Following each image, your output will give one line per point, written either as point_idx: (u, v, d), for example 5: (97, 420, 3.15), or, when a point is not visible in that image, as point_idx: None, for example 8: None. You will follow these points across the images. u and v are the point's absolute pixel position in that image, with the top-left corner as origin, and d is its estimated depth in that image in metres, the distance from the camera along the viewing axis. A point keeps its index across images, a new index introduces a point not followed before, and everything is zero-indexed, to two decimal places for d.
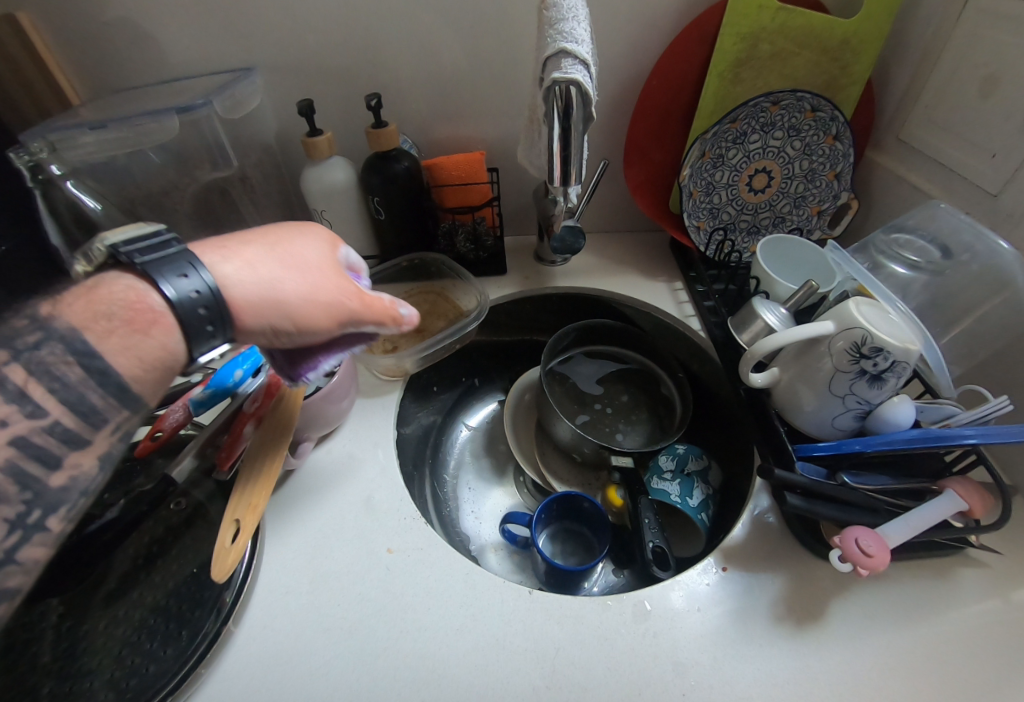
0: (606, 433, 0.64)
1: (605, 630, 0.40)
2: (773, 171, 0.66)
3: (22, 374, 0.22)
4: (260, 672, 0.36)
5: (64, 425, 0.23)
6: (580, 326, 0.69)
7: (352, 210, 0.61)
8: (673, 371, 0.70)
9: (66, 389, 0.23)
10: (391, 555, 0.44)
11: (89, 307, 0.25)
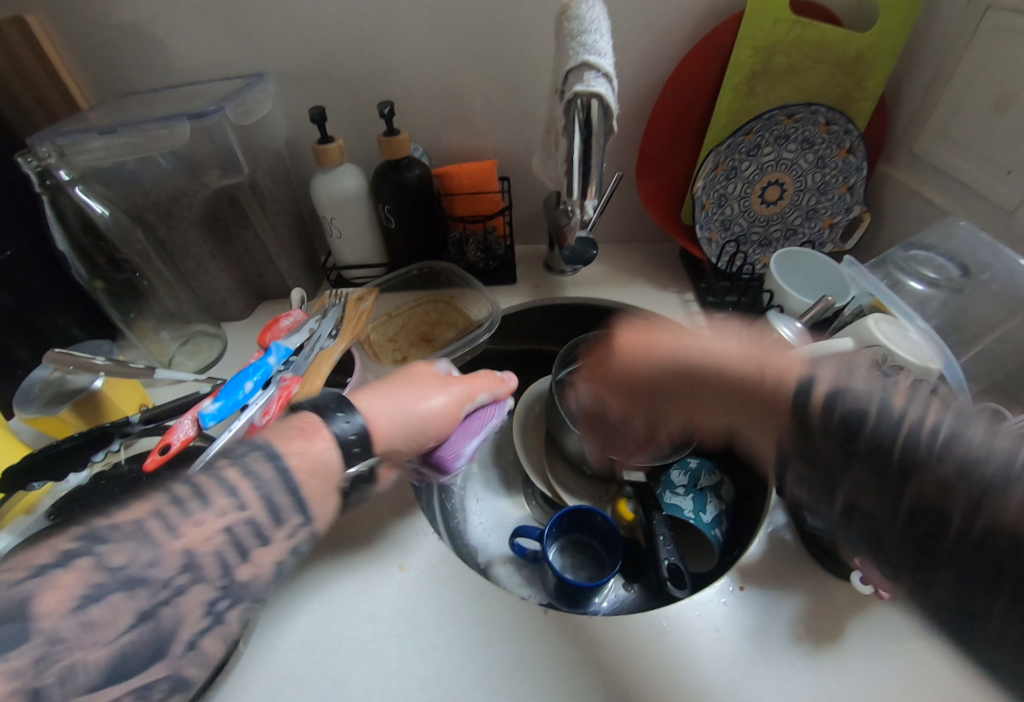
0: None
1: (621, 651, 0.39)
2: (786, 184, 0.66)
3: (236, 473, 0.26)
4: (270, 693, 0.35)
5: (258, 520, 0.25)
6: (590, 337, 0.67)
7: (363, 217, 0.60)
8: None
9: (266, 491, 0.26)
10: (403, 571, 0.43)
11: (278, 433, 0.28)
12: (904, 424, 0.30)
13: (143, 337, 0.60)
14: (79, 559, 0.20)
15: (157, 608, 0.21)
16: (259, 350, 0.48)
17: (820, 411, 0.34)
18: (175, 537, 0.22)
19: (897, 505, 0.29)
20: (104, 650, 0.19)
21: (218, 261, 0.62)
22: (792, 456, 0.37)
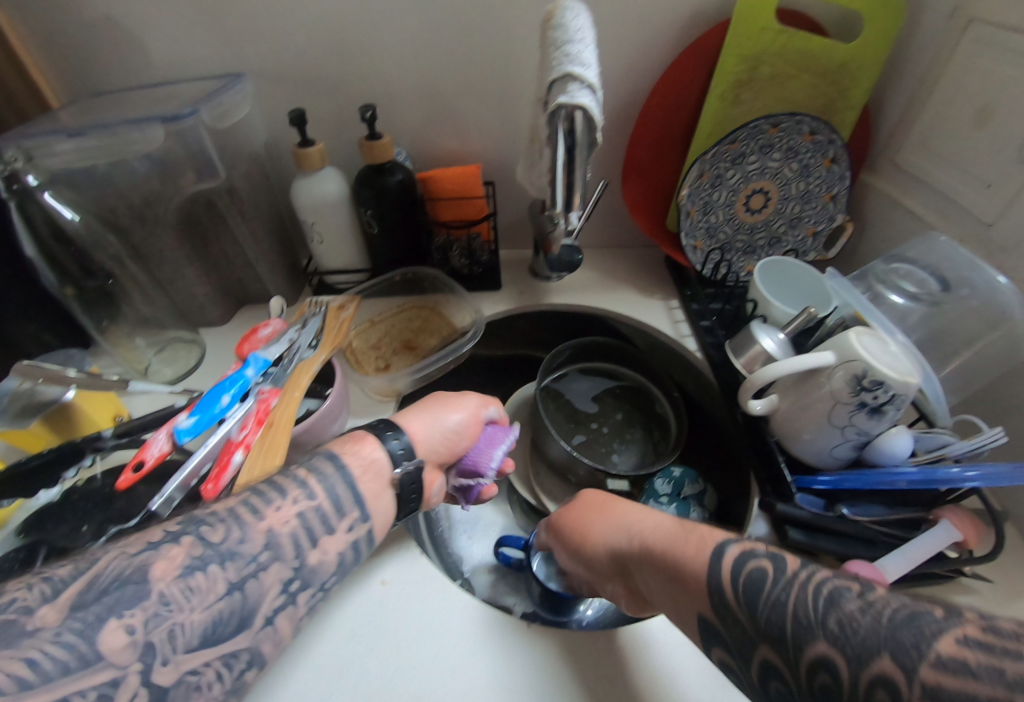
0: (600, 455, 0.62)
1: (606, 667, 0.39)
2: (770, 192, 0.66)
3: (305, 474, 0.33)
4: None
5: (321, 512, 0.31)
6: (576, 344, 0.67)
7: (344, 223, 0.58)
8: (668, 390, 0.67)
9: (325, 492, 0.32)
10: (385, 587, 0.44)
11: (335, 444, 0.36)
12: (796, 585, 0.26)
13: (117, 345, 0.58)
14: (195, 535, 0.26)
15: (242, 578, 0.26)
16: (237, 363, 0.46)
17: (725, 579, 0.29)
18: (260, 522, 0.28)
19: (794, 658, 0.24)
20: (201, 611, 0.24)
21: (195, 267, 0.61)
22: (713, 632, 0.30)
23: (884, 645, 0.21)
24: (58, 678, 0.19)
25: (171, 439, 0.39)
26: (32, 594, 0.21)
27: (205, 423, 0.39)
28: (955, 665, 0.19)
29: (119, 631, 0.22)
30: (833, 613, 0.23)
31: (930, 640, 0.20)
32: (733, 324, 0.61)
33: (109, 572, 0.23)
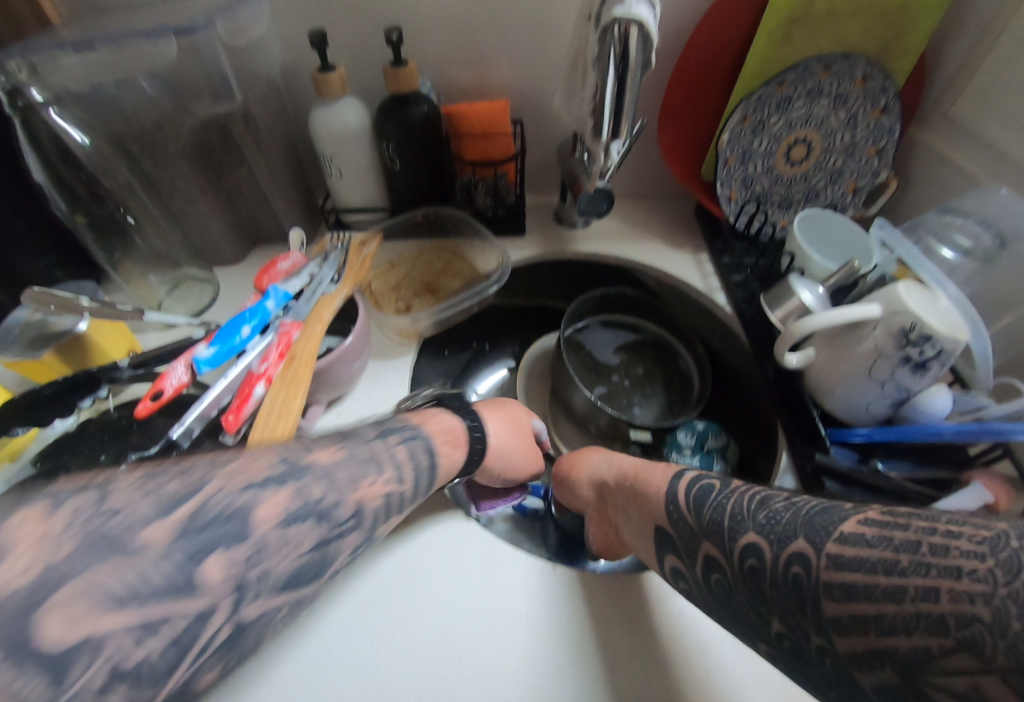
0: (622, 407, 0.61)
1: (629, 608, 0.40)
2: (813, 143, 0.62)
3: (403, 455, 0.33)
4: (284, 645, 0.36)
5: (404, 495, 0.32)
6: (599, 294, 0.64)
7: (364, 158, 0.55)
8: (692, 346, 0.65)
9: (411, 475, 0.33)
10: (407, 526, 0.44)
11: (437, 431, 0.38)
12: (736, 494, 0.33)
13: (129, 279, 0.57)
14: (298, 484, 0.25)
15: (329, 540, 0.26)
16: (256, 296, 0.44)
17: (681, 494, 0.35)
18: (354, 490, 0.28)
19: (728, 549, 0.30)
20: (291, 561, 0.24)
21: (209, 199, 0.58)
22: (666, 542, 0.35)
23: (801, 529, 0.27)
24: (153, 597, 0.19)
25: (190, 370, 0.37)
26: (137, 507, 0.20)
27: (227, 354, 0.38)
28: (856, 539, 0.25)
29: (217, 564, 0.21)
30: (763, 512, 0.30)
31: (838, 522, 0.26)
32: (767, 279, 0.59)
33: (219, 501, 0.22)
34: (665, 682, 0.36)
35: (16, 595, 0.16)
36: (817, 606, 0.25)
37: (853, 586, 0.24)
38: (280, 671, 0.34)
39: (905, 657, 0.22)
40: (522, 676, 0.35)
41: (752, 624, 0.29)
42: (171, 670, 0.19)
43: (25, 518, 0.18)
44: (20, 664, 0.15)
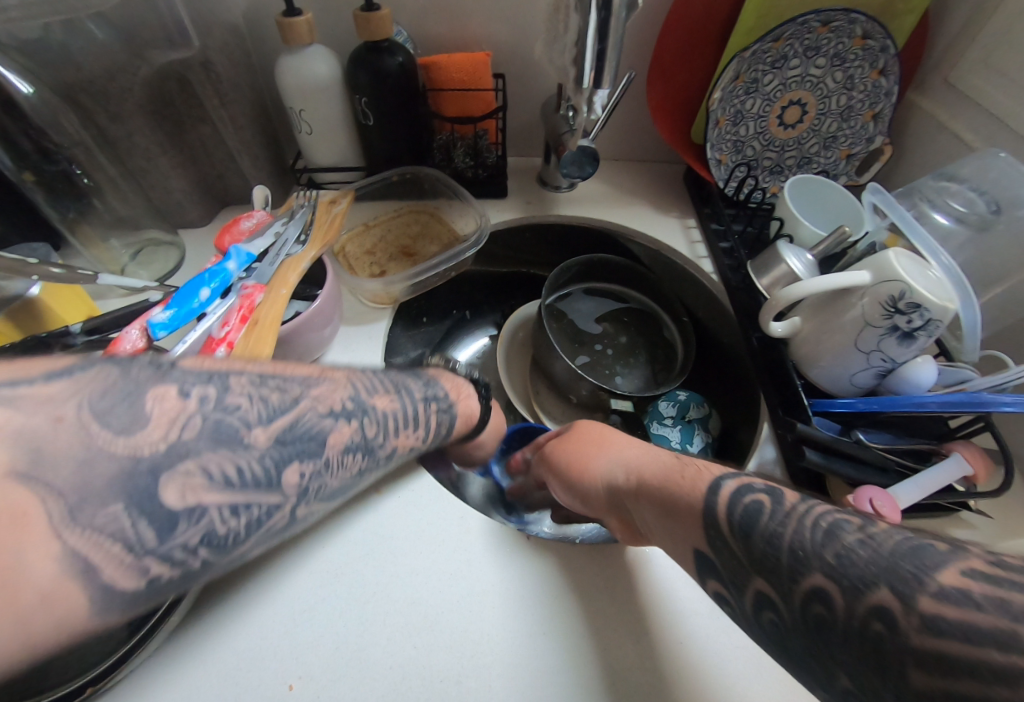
0: (605, 376, 0.60)
1: (608, 577, 0.39)
2: (808, 105, 0.60)
3: (434, 415, 0.37)
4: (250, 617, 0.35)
5: (419, 446, 0.36)
6: (583, 261, 0.62)
7: (335, 113, 0.52)
8: (677, 315, 0.64)
9: (434, 433, 0.38)
10: (381, 495, 0.42)
11: (462, 413, 0.42)
12: (792, 520, 0.24)
13: (89, 244, 0.52)
14: (360, 423, 0.30)
15: (364, 470, 0.31)
16: (217, 257, 0.42)
17: (721, 514, 0.28)
18: (394, 437, 0.33)
19: (788, 589, 0.22)
20: (337, 480, 0.28)
21: (170, 157, 0.54)
22: (706, 565, 0.28)
23: (882, 575, 0.19)
24: (251, 487, 0.23)
25: (145, 334, 0.34)
26: (251, 409, 0.24)
27: (185, 318, 0.36)
28: (956, 595, 0.17)
29: (296, 472, 0.25)
30: (831, 546, 0.22)
31: (931, 572, 0.18)
32: (754, 246, 0.56)
33: (306, 421, 0.26)
34: (637, 647, 0.36)
35: (149, 459, 0.20)
36: (903, 678, 0.18)
37: (951, 660, 0.16)
38: (248, 635, 0.34)
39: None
40: (493, 647, 0.35)
41: (810, 666, 0.22)
42: (240, 542, 0.23)
43: (165, 394, 0.22)
44: (139, 515, 0.19)
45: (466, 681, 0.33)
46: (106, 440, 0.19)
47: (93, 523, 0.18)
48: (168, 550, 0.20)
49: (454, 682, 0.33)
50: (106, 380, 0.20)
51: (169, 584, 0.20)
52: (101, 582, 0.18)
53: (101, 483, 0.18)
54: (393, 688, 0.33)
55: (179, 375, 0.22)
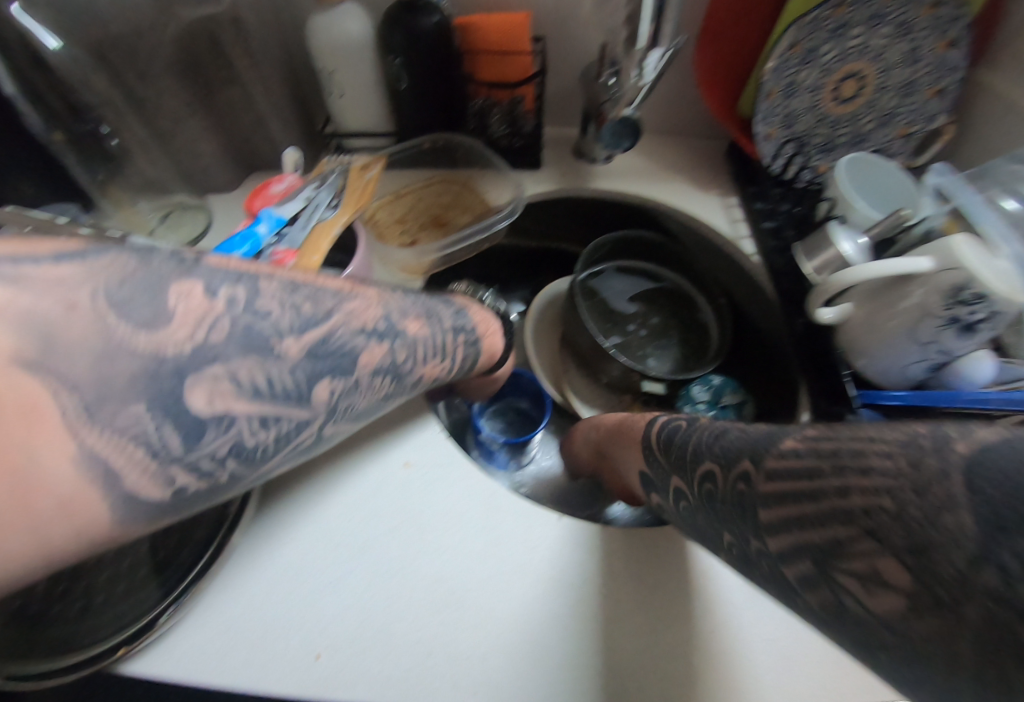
0: (636, 356, 0.60)
1: (638, 564, 0.38)
2: (867, 78, 0.55)
3: (460, 342, 0.38)
4: (276, 585, 0.35)
5: (442, 373, 0.37)
6: (620, 238, 0.60)
7: (366, 76, 0.49)
8: (714, 298, 0.62)
9: (460, 365, 0.39)
10: (407, 468, 0.40)
11: (486, 349, 0.42)
12: (697, 430, 0.33)
13: (118, 205, 0.52)
14: (391, 346, 0.29)
15: (392, 394, 0.31)
16: (248, 220, 0.41)
17: (653, 435, 0.37)
18: (423, 366, 0.33)
19: (691, 474, 0.30)
20: (367, 401, 0.28)
21: (199, 120, 0.53)
22: (650, 483, 0.37)
23: (745, 450, 0.25)
24: (280, 399, 0.23)
25: None
26: (283, 317, 0.23)
27: None
28: (788, 451, 0.22)
29: (326, 387, 0.25)
30: (718, 442, 0.29)
31: (786, 439, 0.23)
32: (801, 228, 0.53)
33: (339, 337, 0.26)
34: (665, 637, 0.35)
35: (173, 361, 0.19)
36: (756, 516, 0.23)
37: (782, 491, 0.21)
38: (274, 599, 0.34)
39: (818, 548, 0.19)
40: (519, 629, 0.34)
41: (709, 533, 0.28)
42: (268, 456, 0.23)
43: (191, 292, 0.20)
44: (163, 419, 0.19)
45: (491, 658, 0.33)
46: (127, 335, 0.18)
47: (114, 424, 0.17)
48: (195, 459, 0.20)
49: (478, 658, 0.33)
50: (126, 270, 0.19)
51: (197, 495, 0.20)
52: (124, 489, 0.18)
53: (123, 382, 0.18)
54: (417, 661, 0.33)
55: (204, 272, 0.21)
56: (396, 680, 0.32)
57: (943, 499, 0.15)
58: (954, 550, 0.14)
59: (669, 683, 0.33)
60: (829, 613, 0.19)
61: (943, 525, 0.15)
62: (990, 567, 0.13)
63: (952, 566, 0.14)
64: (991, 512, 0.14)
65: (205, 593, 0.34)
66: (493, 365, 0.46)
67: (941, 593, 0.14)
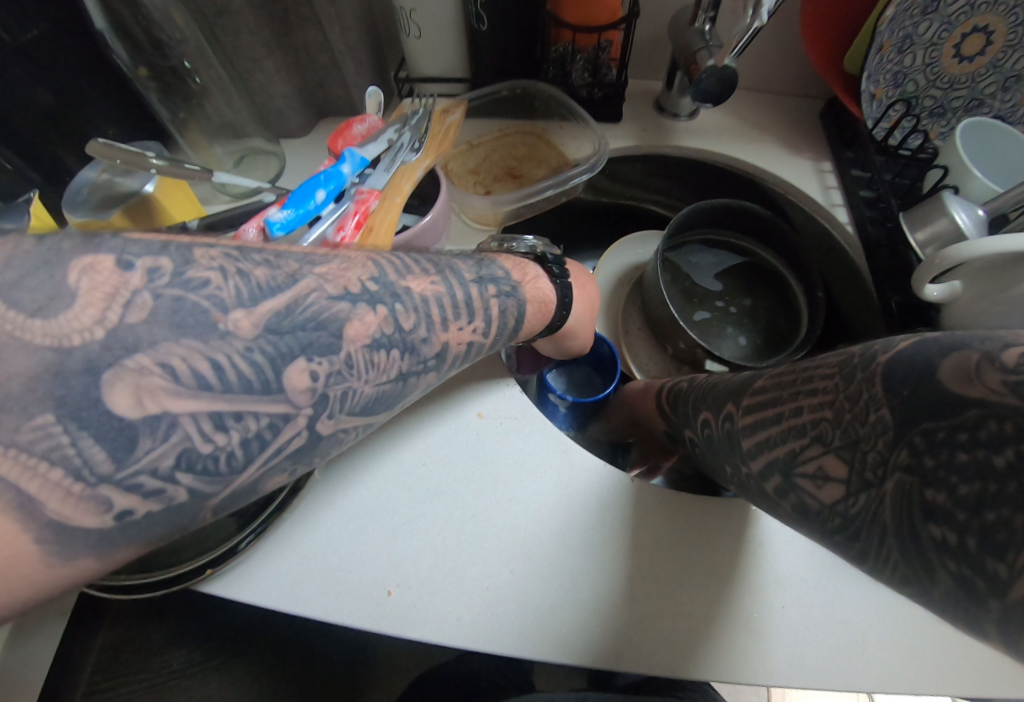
0: (719, 339, 0.58)
1: (715, 532, 0.37)
2: (996, 33, 0.49)
3: (495, 309, 0.33)
4: (351, 524, 0.35)
5: (477, 347, 0.32)
6: (718, 205, 0.57)
7: (448, 14, 0.47)
8: (812, 288, 0.58)
9: (496, 331, 0.34)
10: (481, 419, 0.40)
11: (532, 298, 0.36)
12: (695, 382, 0.41)
13: (196, 147, 0.54)
14: (389, 310, 0.26)
15: (409, 372, 0.28)
16: (331, 160, 0.40)
17: (664, 389, 0.45)
18: (442, 332, 0.29)
19: (695, 418, 0.38)
20: (371, 385, 0.25)
21: (275, 60, 0.51)
22: (676, 437, 0.43)
23: (731, 394, 0.33)
24: (241, 392, 0.20)
25: (262, 232, 0.33)
26: (227, 287, 0.20)
27: (301, 220, 0.35)
28: (760, 388, 0.30)
29: (304, 373, 0.22)
30: (710, 390, 0.37)
31: (756, 379, 0.31)
32: (905, 199, 0.49)
33: (309, 305, 0.22)
34: (739, 609, 0.34)
35: (80, 352, 0.17)
36: (740, 445, 0.30)
37: (757, 420, 0.29)
38: (350, 534, 0.35)
39: (785, 461, 0.26)
40: (588, 586, 0.34)
41: (710, 465, 0.36)
42: (239, 466, 0.21)
43: (98, 266, 0.18)
44: (79, 432, 0.17)
45: (561, 612, 0.33)
46: (18, 326, 0.17)
47: (17, 439, 0.16)
48: (131, 477, 0.18)
49: (548, 611, 0.33)
50: (15, 248, 0.17)
51: (149, 518, 0.19)
52: (49, 517, 0.17)
53: (21, 386, 0.16)
54: (487, 607, 0.33)
55: (115, 242, 0.19)
56: (466, 622, 0.33)
57: (869, 400, 0.22)
58: (877, 439, 0.21)
59: (735, 654, 0.33)
60: (798, 512, 0.25)
61: (870, 420, 0.22)
62: (904, 445, 0.20)
63: (877, 450, 0.21)
64: (901, 405, 0.20)
65: (285, 526, 0.35)
66: (547, 320, 0.40)
67: (869, 475, 0.21)
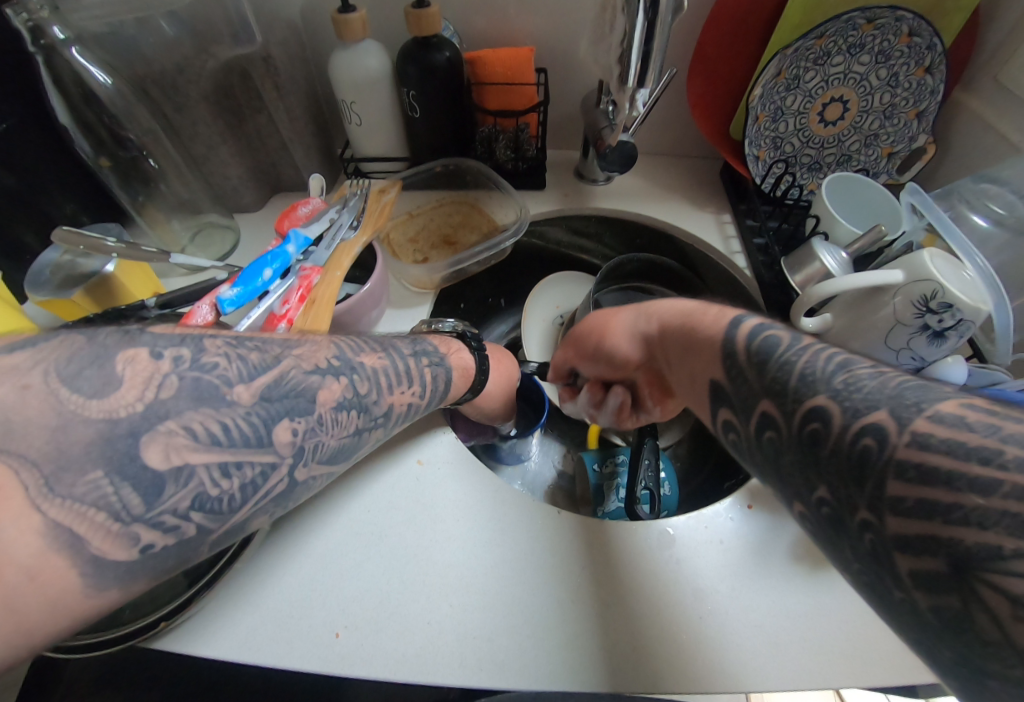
0: None
1: (634, 553, 0.41)
2: (850, 103, 0.58)
3: (428, 374, 0.39)
4: (299, 574, 0.38)
5: (415, 409, 0.38)
6: (642, 258, 0.65)
7: (384, 104, 0.53)
8: None
9: (432, 390, 0.39)
10: (421, 465, 0.44)
11: (457, 367, 0.43)
12: (809, 352, 0.28)
13: (153, 224, 0.57)
14: (349, 379, 0.31)
15: (362, 428, 0.32)
16: (276, 240, 0.45)
17: (741, 343, 0.32)
18: (389, 395, 0.34)
19: (792, 408, 0.26)
20: (335, 438, 0.29)
21: (229, 145, 0.56)
22: (721, 396, 0.33)
23: (887, 402, 0.23)
24: (240, 444, 0.24)
25: (215, 309, 0.37)
26: (232, 368, 0.25)
27: (247, 298, 0.38)
28: (954, 421, 0.20)
29: (287, 430, 0.26)
30: (842, 374, 0.26)
31: (934, 401, 0.22)
32: (788, 244, 0.57)
33: (291, 379, 0.27)
34: (659, 619, 0.38)
35: (126, 421, 0.21)
36: (880, 486, 0.22)
37: (934, 468, 0.20)
38: (301, 584, 0.38)
39: (966, 549, 0.18)
40: (521, 614, 0.37)
41: (794, 482, 0.26)
42: (236, 507, 0.24)
43: (137, 357, 0.22)
44: (121, 482, 0.20)
45: (497, 639, 0.36)
46: (80, 405, 0.20)
47: (73, 492, 0.19)
48: (157, 516, 0.21)
49: (487, 639, 0.36)
50: (73, 346, 0.21)
51: (165, 550, 0.21)
52: (91, 554, 0.19)
53: (80, 449, 0.19)
54: (429, 641, 0.36)
55: (149, 338, 0.23)
56: (409, 657, 0.35)
57: None
58: None
59: (654, 666, 0.36)
60: None
61: None
62: None
63: None
64: None
65: (234, 581, 0.37)
66: (472, 385, 0.46)
67: None
